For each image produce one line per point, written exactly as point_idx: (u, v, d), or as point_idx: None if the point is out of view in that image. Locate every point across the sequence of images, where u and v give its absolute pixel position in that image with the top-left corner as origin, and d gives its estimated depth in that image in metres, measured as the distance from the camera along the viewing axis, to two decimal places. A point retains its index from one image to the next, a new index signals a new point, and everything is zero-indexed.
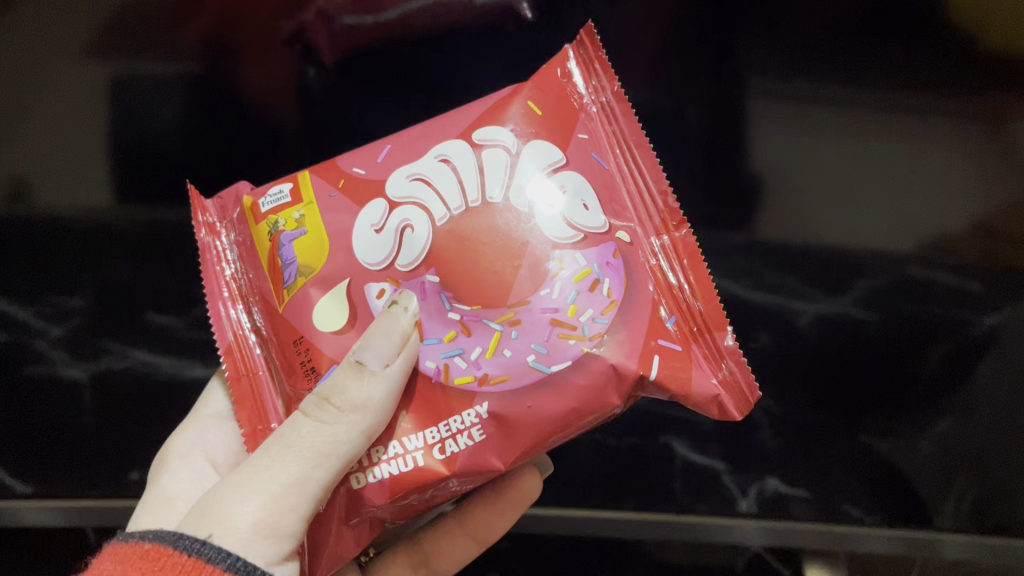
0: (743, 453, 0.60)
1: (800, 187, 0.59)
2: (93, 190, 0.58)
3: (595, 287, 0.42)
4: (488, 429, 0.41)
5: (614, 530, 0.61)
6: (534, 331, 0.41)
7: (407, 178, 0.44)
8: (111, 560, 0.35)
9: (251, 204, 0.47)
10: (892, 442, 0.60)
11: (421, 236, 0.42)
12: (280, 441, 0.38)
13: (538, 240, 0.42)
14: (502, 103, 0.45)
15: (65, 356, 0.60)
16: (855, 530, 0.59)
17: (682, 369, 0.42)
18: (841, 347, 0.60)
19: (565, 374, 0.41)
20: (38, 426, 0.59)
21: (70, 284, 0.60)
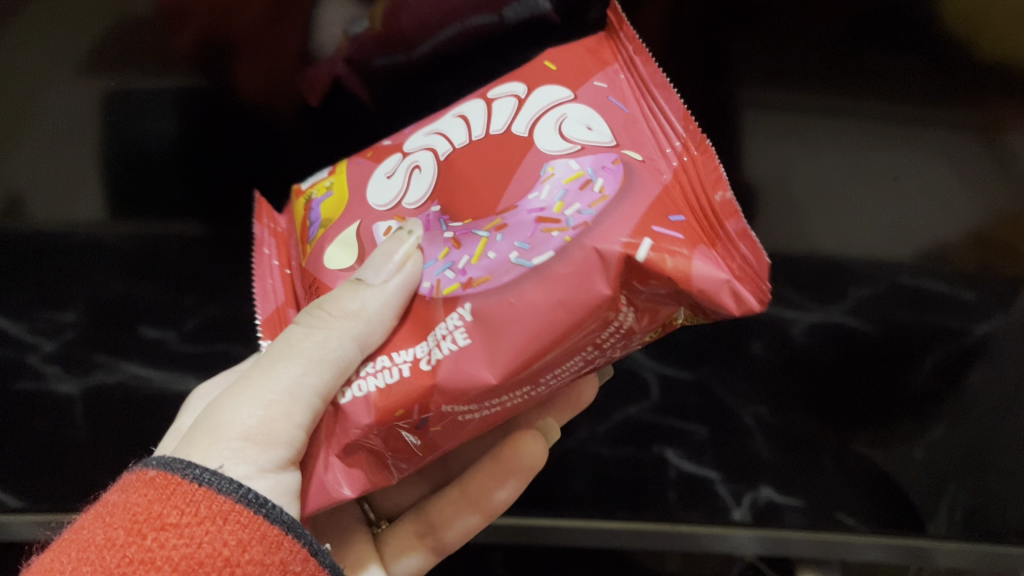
0: (737, 462, 0.60)
1: (798, 196, 0.60)
2: (89, 204, 0.60)
3: (584, 185, 0.39)
4: (472, 332, 0.38)
5: (608, 539, 0.60)
6: (519, 230, 0.39)
7: (426, 135, 0.46)
8: (118, 490, 0.35)
9: (297, 190, 0.51)
10: (883, 452, 0.59)
11: (425, 174, 0.44)
12: (275, 350, 0.41)
13: (531, 155, 0.41)
14: (525, 69, 0.47)
15: (58, 371, 0.60)
16: (851, 539, 0.59)
17: (678, 251, 0.36)
18: (831, 354, 0.60)
19: (548, 265, 0.37)
20: (22, 441, 0.58)
21: (64, 298, 0.60)
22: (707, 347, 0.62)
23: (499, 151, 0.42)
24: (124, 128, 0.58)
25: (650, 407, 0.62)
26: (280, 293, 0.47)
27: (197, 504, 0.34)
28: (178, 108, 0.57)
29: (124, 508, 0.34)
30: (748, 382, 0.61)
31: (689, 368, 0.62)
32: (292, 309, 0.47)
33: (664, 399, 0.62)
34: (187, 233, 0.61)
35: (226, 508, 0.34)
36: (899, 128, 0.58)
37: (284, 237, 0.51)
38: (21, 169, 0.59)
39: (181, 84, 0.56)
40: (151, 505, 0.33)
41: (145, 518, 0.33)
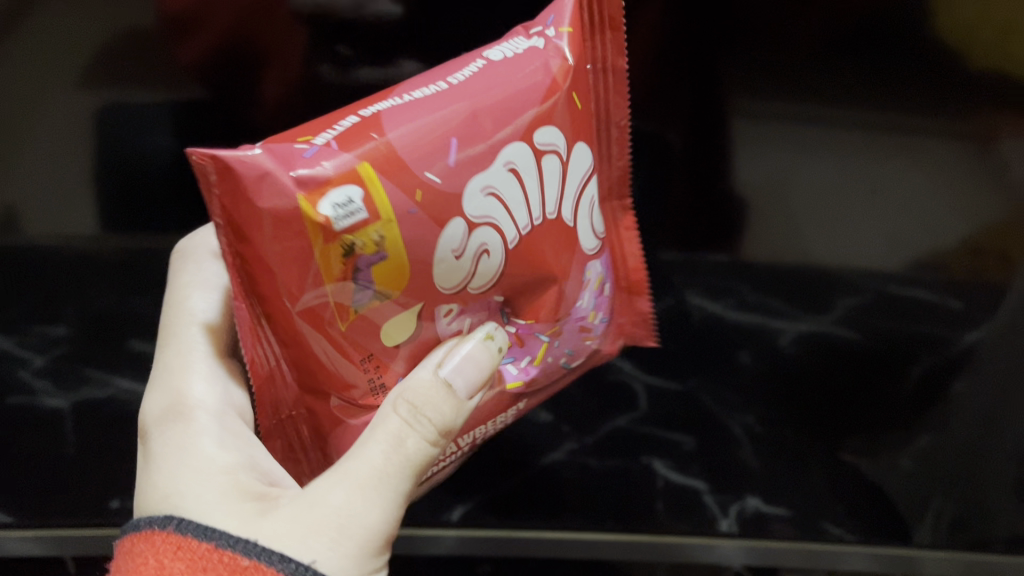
0: (724, 473, 0.63)
1: (795, 207, 0.56)
2: (82, 219, 0.56)
3: (600, 286, 0.45)
4: (517, 415, 0.44)
5: (594, 551, 0.61)
6: (569, 335, 0.44)
7: (481, 189, 0.37)
8: (186, 561, 0.32)
9: (307, 202, 0.34)
10: (871, 462, 0.62)
11: (495, 261, 0.39)
12: (396, 453, 0.35)
13: (579, 255, 0.43)
14: (560, 94, 0.40)
15: (48, 385, 0.61)
16: (836, 548, 0.62)
17: (626, 335, 0.49)
18: (819, 362, 0.61)
19: (572, 366, 0.45)
20: (24, 455, 0.62)
21: (52, 314, 0.59)
22: (695, 359, 0.62)
23: (563, 247, 0.41)
24: (114, 145, 0.53)
25: (638, 417, 0.62)
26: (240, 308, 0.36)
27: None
28: (177, 123, 0.53)
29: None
30: (738, 395, 0.62)
31: (677, 379, 0.62)
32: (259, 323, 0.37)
33: (652, 409, 0.62)
34: (173, 245, 0.58)
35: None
36: (891, 129, 0.53)
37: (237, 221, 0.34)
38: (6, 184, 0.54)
39: (181, 94, 0.52)
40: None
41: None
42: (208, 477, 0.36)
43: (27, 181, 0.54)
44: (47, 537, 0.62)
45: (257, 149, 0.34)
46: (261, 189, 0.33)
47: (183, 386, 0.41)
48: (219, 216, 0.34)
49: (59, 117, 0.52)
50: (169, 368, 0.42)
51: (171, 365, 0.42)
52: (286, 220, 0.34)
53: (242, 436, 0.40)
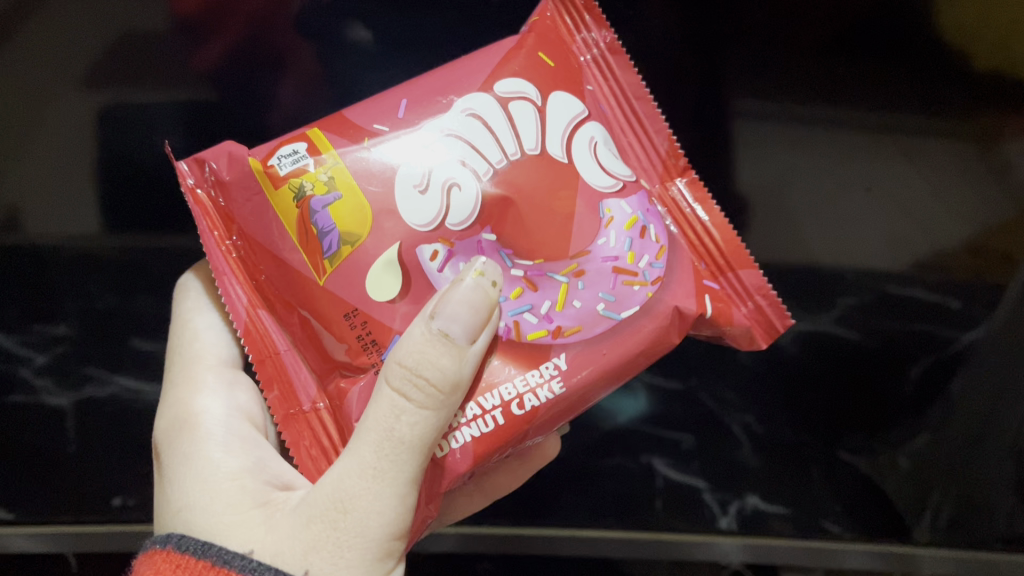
0: (720, 470, 0.61)
1: (793, 203, 0.56)
2: (85, 216, 0.56)
3: (644, 233, 0.43)
4: (567, 381, 0.41)
5: (590, 547, 0.61)
6: (598, 280, 0.42)
7: (438, 134, 0.43)
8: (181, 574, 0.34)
9: (263, 170, 0.42)
10: (867, 459, 0.62)
11: (469, 193, 0.41)
12: (390, 440, 0.35)
13: (585, 190, 0.43)
14: (515, 59, 0.45)
15: (49, 384, 0.60)
16: (835, 546, 0.61)
17: (724, 307, 0.44)
18: (821, 361, 0.60)
19: (634, 320, 0.42)
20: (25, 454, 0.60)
21: (53, 311, 0.59)
22: (698, 359, 0.61)
23: (555, 182, 0.42)
24: (123, 144, 0.54)
25: (638, 415, 0.62)
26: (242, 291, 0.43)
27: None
28: (186, 121, 0.54)
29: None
30: (733, 393, 0.61)
31: (679, 377, 0.61)
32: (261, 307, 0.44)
33: (652, 408, 0.62)
34: (174, 245, 0.58)
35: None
36: (896, 130, 0.54)
37: (225, 211, 0.44)
38: (15, 181, 0.55)
39: (192, 95, 0.53)
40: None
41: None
42: (214, 485, 0.39)
43: (33, 176, 0.55)
44: (47, 534, 0.59)
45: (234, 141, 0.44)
46: (233, 177, 0.43)
47: (194, 393, 0.44)
48: (203, 213, 0.43)
49: (69, 118, 0.53)
50: (179, 374, 0.45)
51: (178, 372, 0.45)
52: (254, 190, 0.43)
53: (249, 440, 0.42)
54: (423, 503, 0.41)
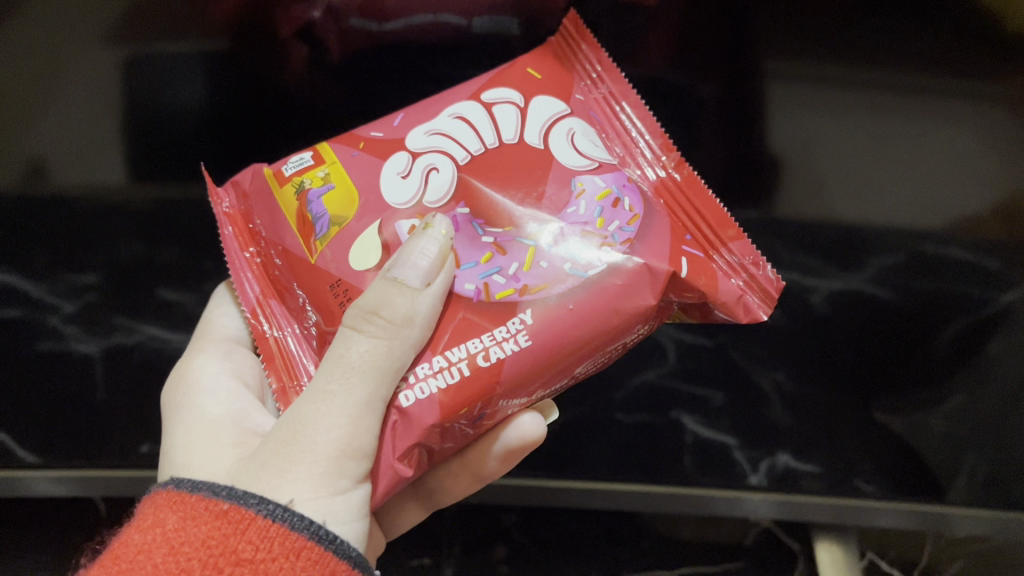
0: (752, 426, 0.60)
1: (817, 156, 0.57)
2: (109, 169, 0.56)
3: (617, 203, 0.43)
4: (535, 335, 0.40)
5: (611, 501, 0.59)
6: (568, 242, 0.42)
7: (425, 133, 0.46)
8: (174, 511, 0.33)
9: (273, 174, 0.48)
10: (904, 421, 0.58)
11: (445, 175, 0.44)
12: (340, 364, 0.37)
13: (556, 169, 0.44)
14: (505, 74, 0.49)
15: (77, 330, 0.58)
16: (860, 503, 0.58)
17: (709, 273, 0.42)
18: (853, 320, 0.59)
19: (601, 277, 0.41)
20: (47, 401, 0.58)
21: (81, 260, 0.59)
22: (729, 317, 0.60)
23: (528, 162, 0.45)
24: (149, 97, 0.54)
25: (667, 371, 0.61)
26: (255, 285, 0.48)
27: (271, 540, 0.32)
28: (206, 73, 0.53)
29: (196, 539, 0.32)
30: (765, 349, 0.60)
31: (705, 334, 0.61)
32: (273, 299, 0.48)
33: (680, 362, 0.61)
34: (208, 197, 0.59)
35: (299, 544, 0.33)
36: (918, 88, 0.54)
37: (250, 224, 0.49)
38: (38, 135, 0.55)
39: (210, 46, 0.52)
40: (225, 539, 0.32)
41: (221, 552, 0.31)
42: (198, 425, 0.43)
43: (57, 129, 0.55)
44: (83, 478, 0.57)
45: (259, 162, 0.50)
46: (251, 189, 0.49)
47: (195, 360, 0.49)
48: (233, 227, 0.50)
49: (88, 71, 0.53)
50: (194, 342, 0.51)
51: (196, 343, 0.51)
52: (265, 195, 0.48)
53: (235, 392, 0.47)
54: (390, 461, 0.39)
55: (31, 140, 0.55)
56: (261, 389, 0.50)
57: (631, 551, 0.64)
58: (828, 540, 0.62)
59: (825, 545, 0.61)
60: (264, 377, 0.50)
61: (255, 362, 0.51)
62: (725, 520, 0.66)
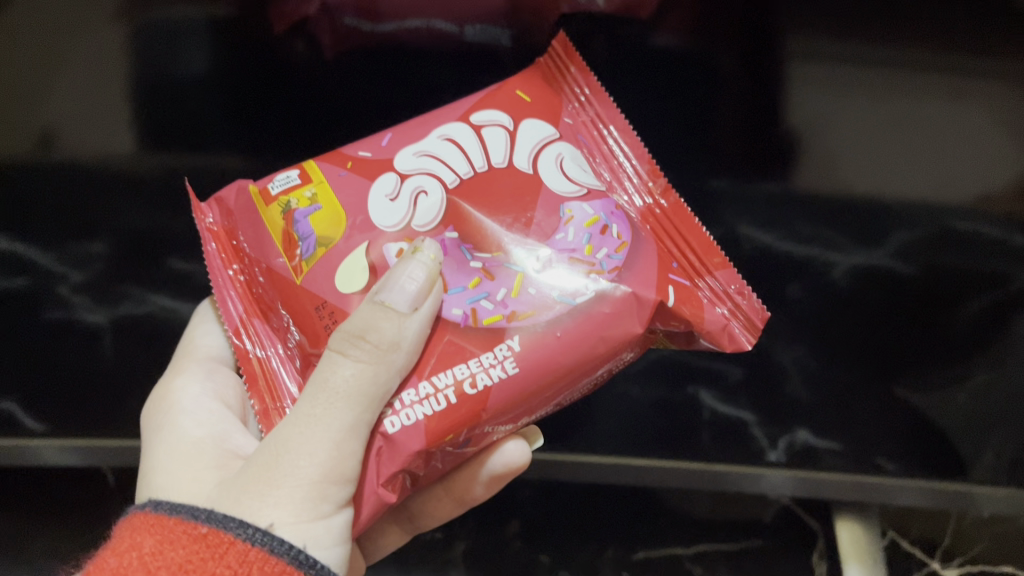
0: (774, 403, 0.57)
1: (841, 136, 0.58)
2: (121, 136, 0.57)
3: (605, 230, 0.43)
4: (522, 362, 0.40)
5: (638, 477, 0.56)
6: (556, 269, 0.42)
7: (414, 154, 0.45)
8: (150, 534, 0.32)
9: (258, 192, 0.46)
10: (924, 397, 0.56)
11: (434, 199, 0.43)
12: (325, 388, 0.37)
13: (546, 195, 0.44)
14: (493, 94, 0.48)
15: (87, 301, 0.57)
16: (890, 482, 0.54)
17: (693, 302, 0.42)
18: (875, 300, 0.58)
19: (589, 304, 0.41)
20: (52, 371, 0.55)
21: (89, 229, 0.58)
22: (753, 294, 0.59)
23: (518, 188, 0.44)
24: (159, 64, 0.55)
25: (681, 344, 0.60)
26: (239, 304, 0.46)
27: (251, 564, 0.32)
28: (213, 38, 0.54)
29: (173, 563, 0.31)
30: (789, 326, 0.59)
31: None
32: (258, 319, 0.46)
33: None
34: (220, 164, 0.58)
35: (278, 568, 0.33)
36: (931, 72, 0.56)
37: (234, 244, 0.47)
38: (52, 104, 0.56)
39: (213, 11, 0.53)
40: (204, 563, 0.31)
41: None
42: (179, 448, 0.42)
43: (70, 97, 0.55)
44: (89, 447, 0.53)
45: (242, 177, 0.48)
46: (236, 207, 0.46)
47: (176, 377, 0.47)
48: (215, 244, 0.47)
49: (100, 41, 0.54)
50: (176, 353, 0.49)
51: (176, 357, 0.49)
52: (251, 213, 0.46)
53: (218, 413, 0.45)
54: (374, 486, 0.39)
55: (46, 108, 0.56)
56: (244, 410, 0.48)
57: (649, 529, 0.64)
58: (850, 519, 0.60)
59: (847, 525, 0.60)
60: (247, 397, 0.48)
61: (238, 382, 0.49)
62: (743, 500, 0.64)
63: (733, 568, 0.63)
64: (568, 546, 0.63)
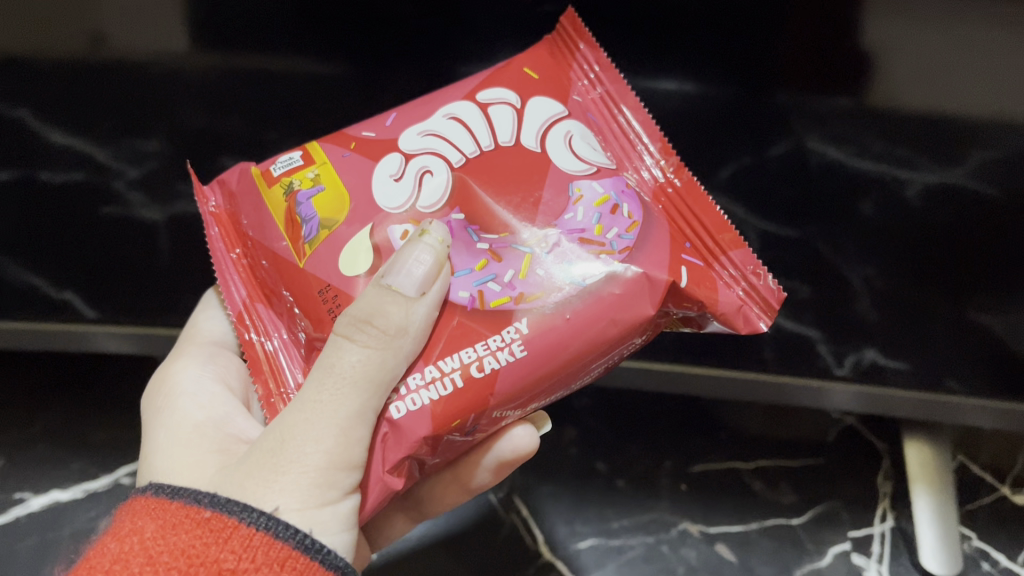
0: (839, 320, 0.55)
1: (920, 47, 0.51)
2: (169, 35, 0.55)
3: (615, 209, 0.42)
4: (530, 345, 0.39)
5: (693, 386, 0.55)
6: (564, 251, 0.41)
7: (419, 134, 0.44)
8: (155, 519, 0.33)
9: (261, 174, 0.45)
10: (1004, 318, 0.53)
11: (441, 178, 0.43)
12: (332, 374, 0.36)
13: (554, 174, 0.43)
14: (500, 73, 0.47)
15: (142, 197, 0.57)
16: (956, 401, 0.53)
17: (708, 282, 0.41)
18: (945, 218, 0.54)
19: (599, 287, 0.40)
20: (113, 264, 0.56)
21: (146, 125, 0.57)
22: (814, 207, 0.58)
23: (525, 168, 0.43)
24: None
25: None
26: (242, 288, 0.46)
27: (254, 549, 0.32)
28: None
29: (176, 548, 0.32)
30: (854, 246, 0.56)
31: (791, 225, 0.58)
32: (260, 303, 0.46)
33: (762, 254, 0.56)
34: (268, 66, 0.56)
35: (283, 554, 0.33)
36: None
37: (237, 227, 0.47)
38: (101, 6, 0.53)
39: None
40: (207, 548, 0.32)
41: (203, 562, 0.32)
42: (179, 432, 0.42)
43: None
44: (145, 335, 0.55)
45: (244, 161, 0.48)
46: (239, 188, 0.47)
47: (178, 360, 0.47)
48: (220, 229, 0.47)
49: None
50: (183, 335, 0.50)
51: (182, 340, 0.50)
52: (253, 194, 0.45)
53: (220, 396, 0.45)
54: (380, 473, 0.38)
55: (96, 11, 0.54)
56: (247, 395, 0.48)
57: (709, 442, 0.63)
58: (918, 439, 0.60)
59: (915, 445, 0.60)
60: (250, 382, 0.49)
61: (241, 365, 0.49)
62: (804, 412, 0.64)
63: (797, 485, 0.61)
64: (624, 454, 0.63)
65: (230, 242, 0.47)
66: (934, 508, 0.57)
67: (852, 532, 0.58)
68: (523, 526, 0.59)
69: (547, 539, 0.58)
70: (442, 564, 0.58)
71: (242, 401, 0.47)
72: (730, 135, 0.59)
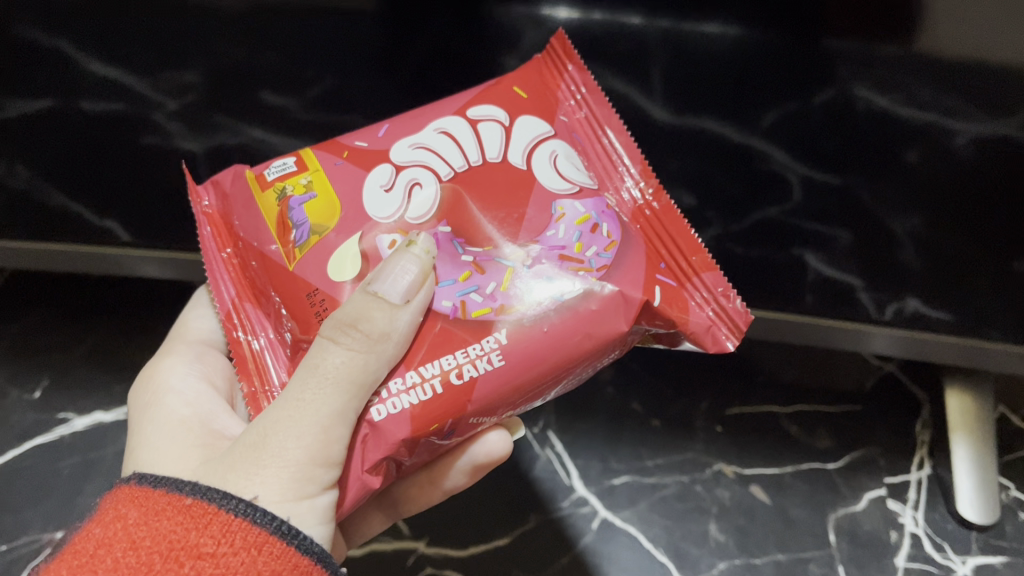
0: (879, 266, 0.55)
1: None
2: None
3: (595, 229, 0.43)
4: (508, 355, 0.39)
5: None
6: (544, 267, 0.41)
7: (410, 146, 0.44)
8: (133, 505, 0.33)
9: (255, 178, 0.45)
10: None
11: (429, 191, 0.43)
12: (315, 373, 0.36)
13: (539, 192, 0.43)
14: (491, 89, 0.47)
15: (181, 128, 0.57)
16: (996, 347, 0.54)
17: (679, 302, 0.42)
18: (991, 175, 0.51)
19: (576, 303, 0.40)
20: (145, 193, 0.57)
21: (182, 58, 0.57)
22: (860, 152, 0.54)
23: (512, 185, 0.43)
24: None
25: (792, 209, 0.56)
26: (231, 287, 0.46)
27: (233, 534, 0.32)
28: None
29: (157, 533, 0.31)
30: (896, 197, 0.54)
31: (836, 172, 0.55)
32: (249, 303, 0.45)
33: (808, 201, 0.55)
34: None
35: (261, 538, 0.32)
36: None
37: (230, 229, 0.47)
38: None
39: None
40: (188, 533, 0.31)
41: (183, 546, 0.31)
42: (166, 425, 0.42)
43: None
44: (174, 260, 0.58)
45: (239, 163, 0.48)
46: (232, 190, 0.46)
47: (166, 360, 0.47)
48: (213, 229, 0.47)
49: None
50: (172, 335, 0.51)
51: (173, 341, 0.50)
52: (248, 200, 0.45)
53: (206, 394, 0.45)
54: (360, 471, 0.38)
55: None
56: (231, 393, 0.48)
57: (747, 387, 0.63)
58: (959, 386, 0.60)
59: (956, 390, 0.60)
60: (236, 382, 0.49)
61: (227, 365, 0.49)
62: (841, 355, 0.64)
63: (836, 431, 0.61)
64: (663, 395, 0.63)
65: (223, 241, 0.47)
66: (973, 455, 0.57)
67: (887, 478, 0.59)
68: (557, 462, 0.60)
69: (580, 474, 0.59)
70: (476, 496, 0.59)
71: (226, 400, 0.47)
72: (770, 80, 0.56)
